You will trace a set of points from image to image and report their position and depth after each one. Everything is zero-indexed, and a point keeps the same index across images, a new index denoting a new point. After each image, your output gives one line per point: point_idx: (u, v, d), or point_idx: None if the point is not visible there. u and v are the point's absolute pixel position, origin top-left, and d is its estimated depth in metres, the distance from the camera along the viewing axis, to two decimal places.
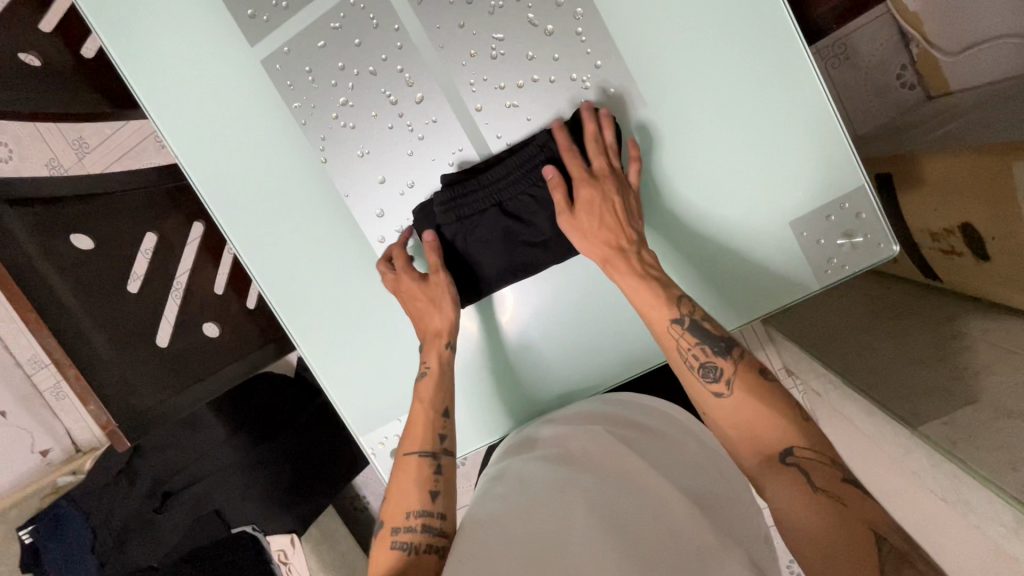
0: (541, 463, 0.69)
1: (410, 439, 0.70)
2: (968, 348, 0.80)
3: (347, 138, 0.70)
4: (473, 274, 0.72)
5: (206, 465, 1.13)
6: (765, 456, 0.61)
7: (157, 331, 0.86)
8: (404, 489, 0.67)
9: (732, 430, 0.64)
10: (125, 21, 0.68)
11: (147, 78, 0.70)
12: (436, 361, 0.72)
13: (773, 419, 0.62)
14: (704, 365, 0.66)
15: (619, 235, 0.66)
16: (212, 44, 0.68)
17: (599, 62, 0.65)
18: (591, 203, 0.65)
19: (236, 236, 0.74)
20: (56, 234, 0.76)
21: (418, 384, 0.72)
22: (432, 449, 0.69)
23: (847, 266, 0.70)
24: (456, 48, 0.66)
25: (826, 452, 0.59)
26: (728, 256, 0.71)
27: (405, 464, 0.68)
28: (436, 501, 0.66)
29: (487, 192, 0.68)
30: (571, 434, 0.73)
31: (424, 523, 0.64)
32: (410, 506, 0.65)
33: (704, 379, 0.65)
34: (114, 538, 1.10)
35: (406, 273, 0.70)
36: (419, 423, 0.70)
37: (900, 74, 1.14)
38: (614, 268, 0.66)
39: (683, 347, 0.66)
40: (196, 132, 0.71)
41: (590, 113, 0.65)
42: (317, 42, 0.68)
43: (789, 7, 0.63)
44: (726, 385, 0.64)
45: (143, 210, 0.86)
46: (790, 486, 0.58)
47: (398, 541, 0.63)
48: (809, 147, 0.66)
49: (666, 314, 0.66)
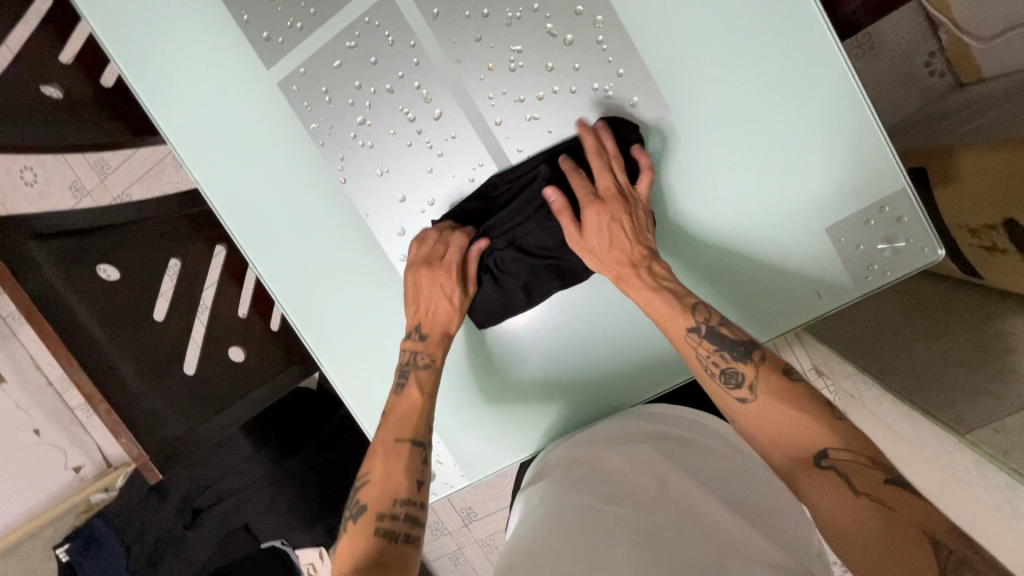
0: (574, 484, 0.68)
1: (400, 425, 0.67)
2: (1011, 351, 0.76)
3: (366, 158, 0.69)
4: (507, 310, 0.72)
5: (233, 482, 1.14)
6: (800, 459, 0.58)
7: (184, 356, 0.85)
8: (392, 473, 0.64)
9: (767, 439, 0.61)
10: (143, 51, 0.68)
11: (169, 108, 0.70)
12: (443, 356, 0.71)
13: (802, 422, 0.59)
14: (725, 371, 0.63)
15: (630, 252, 0.65)
16: (229, 70, 0.68)
17: (621, 70, 0.63)
18: (601, 227, 0.64)
19: (260, 260, 0.74)
20: (85, 268, 0.75)
21: (415, 372, 0.70)
22: (423, 436, 0.67)
23: (889, 272, 0.66)
24: (474, 62, 0.65)
25: (863, 451, 0.56)
26: (754, 268, 0.68)
27: (393, 449, 0.66)
28: (420, 490, 0.64)
29: (504, 235, 0.68)
30: (601, 452, 0.71)
31: (407, 512, 0.62)
32: (397, 493, 0.63)
33: (727, 385, 0.63)
34: (146, 557, 1.11)
35: (446, 275, 0.67)
36: (412, 409, 0.68)
37: (928, 62, 1.10)
38: (626, 284, 0.66)
39: (703, 354, 0.64)
40: (217, 158, 0.71)
41: (585, 129, 0.65)
42: (333, 61, 0.67)
43: (821, 6, 0.60)
44: (750, 390, 0.62)
45: (164, 236, 0.85)
46: (829, 490, 0.55)
47: (380, 527, 0.60)
48: (845, 150, 0.63)
49: (680, 325, 0.64)
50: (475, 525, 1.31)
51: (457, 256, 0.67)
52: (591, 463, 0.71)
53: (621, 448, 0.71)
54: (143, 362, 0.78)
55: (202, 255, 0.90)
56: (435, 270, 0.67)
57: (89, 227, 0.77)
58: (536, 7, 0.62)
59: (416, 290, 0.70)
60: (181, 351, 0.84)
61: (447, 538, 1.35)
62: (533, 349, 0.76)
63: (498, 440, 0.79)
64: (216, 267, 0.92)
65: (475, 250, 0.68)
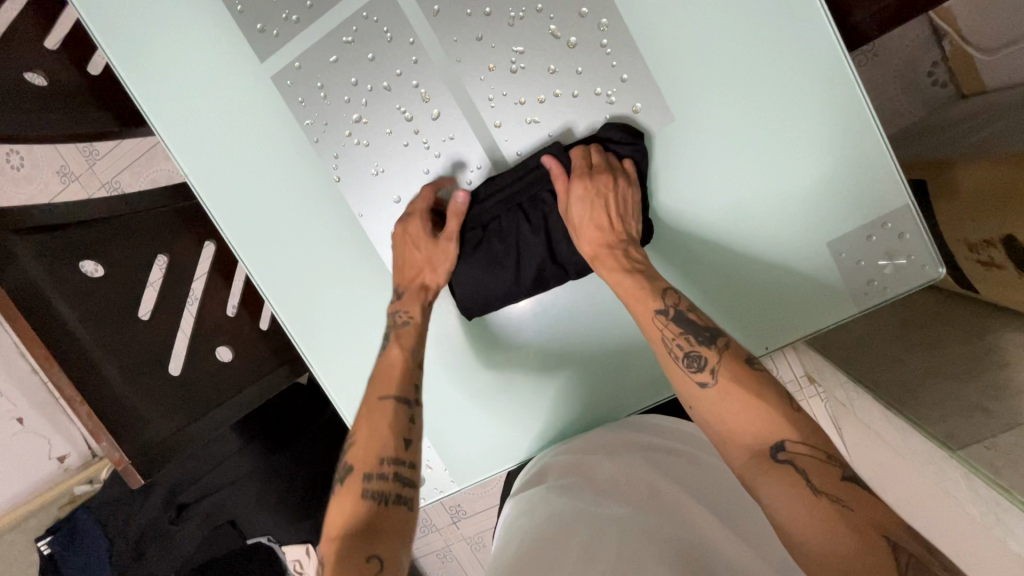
0: (564, 489, 0.67)
1: (385, 384, 0.64)
2: (1007, 365, 0.76)
3: (361, 157, 0.68)
4: (488, 284, 0.69)
5: (224, 474, 1.14)
6: (755, 453, 0.54)
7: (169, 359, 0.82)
8: (376, 432, 0.61)
9: (725, 430, 0.57)
10: (132, 39, 0.66)
11: (160, 100, 0.68)
12: (422, 314, 0.69)
13: (763, 411, 0.55)
14: (688, 354, 0.60)
15: (609, 231, 0.64)
16: (222, 62, 0.66)
17: (625, 75, 0.62)
18: (586, 198, 0.62)
19: (250, 257, 0.72)
20: (63, 265, 0.71)
21: (398, 330, 0.69)
22: (407, 395, 0.64)
23: (889, 289, 0.65)
24: (474, 62, 0.63)
25: (819, 445, 0.52)
26: (753, 280, 0.68)
27: (377, 410, 0.63)
28: (408, 448, 0.61)
29: (501, 195, 0.66)
30: (596, 458, 0.71)
31: (397, 471, 0.59)
32: (384, 451, 0.59)
33: (688, 370, 0.59)
34: (131, 549, 1.13)
35: (421, 225, 0.67)
36: (394, 369, 0.66)
37: (932, 71, 1.09)
38: (599, 264, 0.64)
39: (668, 336, 0.61)
40: (207, 152, 0.69)
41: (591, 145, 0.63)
42: (329, 56, 0.65)
43: (830, 17, 0.59)
44: (711, 374, 0.58)
45: (150, 232, 0.83)
46: (788, 489, 0.50)
47: (367, 489, 0.57)
48: (849, 164, 0.62)
49: (648, 307, 0.62)
50: (463, 523, 1.31)
51: (423, 210, 0.67)
52: (583, 470, 0.70)
53: (616, 457, 0.71)
54: (126, 363, 0.75)
55: (191, 251, 0.88)
56: (411, 219, 0.67)
57: (68, 222, 0.73)
58: (539, 8, 0.61)
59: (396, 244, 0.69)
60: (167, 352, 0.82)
61: (435, 535, 1.35)
62: (528, 356, 0.75)
63: (489, 446, 0.78)
64: (205, 264, 0.91)
65: (456, 203, 0.67)
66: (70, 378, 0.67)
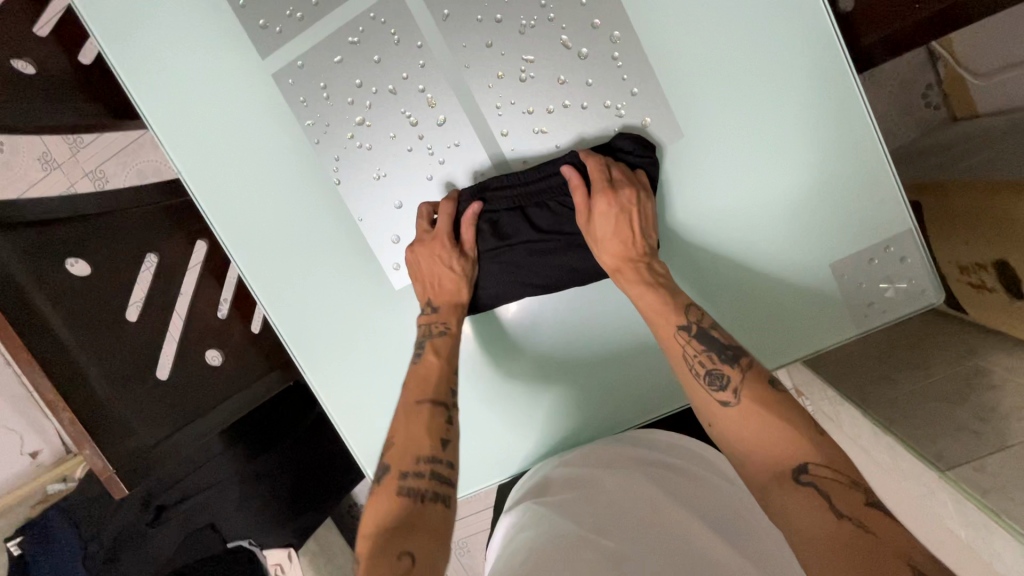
0: (565, 507, 0.66)
1: (420, 388, 0.64)
2: (994, 387, 0.79)
3: (363, 161, 0.66)
4: (513, 286, 0.68)
5: (203, 477, 1.11)
6: (779, 473, 0.54)
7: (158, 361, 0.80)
8: (414, 433, 0.61)
9: (744, 447, 0.57)
10: (126, 29, 0.64)
11: (154, 94, 0.65)
12: (459, 323, 0.68)
13: (785, 431, 0.55)
14: (710, 372, 0.60)
15: (633, 246, 0.63)
16: (221, 57, 0.64)
17: (635, 89, 0.61)
18: (611, 214, 0.61)
19: (244, 260, 0.70)
20: (49, 262, 0.70)
21: (431, 341, 0.67)
22: (445, 398, 0.64)
23: (889, 312, 0.66)
24: (483, 68, 0.62)
25: (842, 470, 0.52)
26: (756, 298, 0.67)
27: (413, 413, 0.62)
28: (446, 448, 0.61)
29: (513, 197, 0.64)
30: (597, 472, 0.70)
31: (432, 470, 0.59)
32: (420, 451, 0.60)
33: (710, 387, 0.60)
34: (104, 553, 1.10)
35: (442, 244, 0.65)
36: (432, 373, 0.65)
37: (926, 95, 1.10)
38: (621, 277, 0.63)
39: (690, 353, 0.61)
40: (201, 149, 0.67)
41: (592, 154, 0.62)
42: (334, 56, 0.63)
43: (841, 41, 0.59)
44: (733, 394, 0.59)
45: (138, 229, 0.80)
46: (810, 509, 0.50)
47: (405, 486, 0.58)
48: (854, 186, 0.63)
49: (670, 324, 0.62)
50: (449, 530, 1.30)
51: (447, 225, 0.65)
52: (583, 484, 0.69)
53: (615, 471, 0.70)
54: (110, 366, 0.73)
55: (182, 249, 0.85)
56: (425, 239, 0.65)
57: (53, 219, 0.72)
58: (551, 17, 0.60)
59: (419, 268, 0.67)
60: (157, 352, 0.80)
61: None
62: (524, 371, 0.74)
63: (481, 461, 0.77)
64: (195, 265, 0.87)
65: (470, 212, 0.64)
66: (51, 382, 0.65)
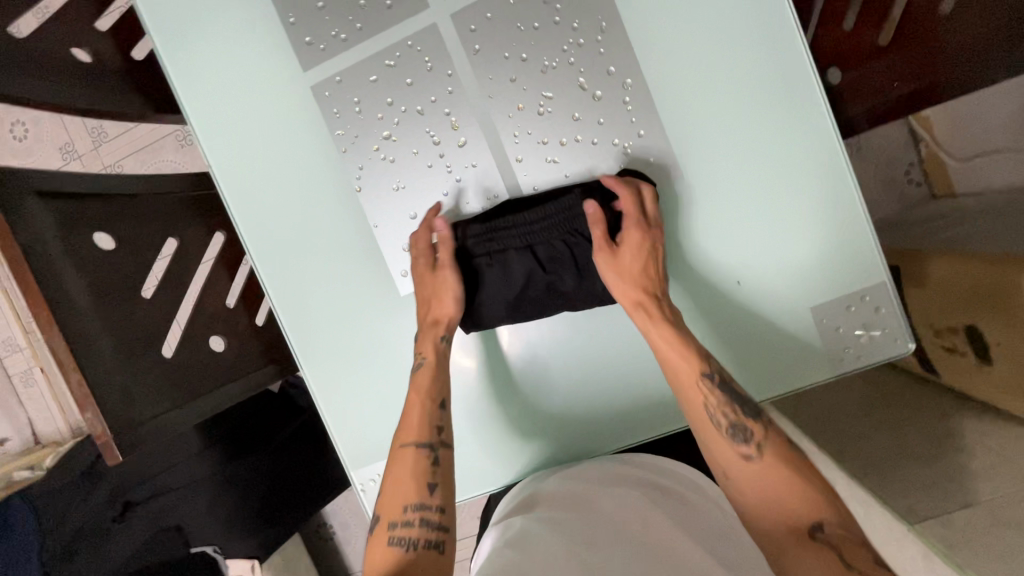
0: (548, 520, 0.67)
1: (406, 432, 0.67)
2: (963, 450, 0.83)
3: (385, 172, 0.71)
4: (484, 305, 0.71)
5: (176, 477, 1.17)
6: (794, 527, 0.57)
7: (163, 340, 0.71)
8: (401, 481, 0.64)
9: (757, 503, 0.60)
10: (183, 33, 0.69)
11: (199, 92, 0.71)
12: (434, 353, 0.70)
13: (803, 489, 0.59)
14: (734, 426, 0.63)
15: (652, 284, 0.66)
16: (266, 66, 0.70)
17: (642, 131, 0.67)
18: (636, 248, 0.65)
19: (259, 253, 0.74)
20: (80, 232, 0.65)
21: (414, 375, 0.70)
22: (430, 440, 0.66)
23: (864, 357, 0.70)
24: (505, 100, 0.68)
25: (852, 528, 0.56)
26: (738, 333, 0.71)
27: (401, 458, 0.65)
28: (434, 494, 0.63)
29: (521, 234, 0.68)
30: (593, 490, 0.71)
31: (423, 516, 0.62)
32: (407, 500, 0.63)
33: (733, 439, 0.63)
34: (63, 547, 1.12)
35: (421, 258, 0.70)
36: (414, 417, 0.67)
37: (907, 171, 1.16)
38: (644, 316, 0.66)
39: (714, 404, 0.64)
40: (234, 147, 0.72)
41: (630, 182, 0.65)
42: (370, 75, 0.69)
43: (829, 108, 0.66)
44: (756, 448, 0.62)
45: (164, 217, 0.78)
46: (824, 565, 0.53)
47: (396, 537, 0.61)
48: (835, 238, 0.68)
49: (696, 373, 0.64)
50: None
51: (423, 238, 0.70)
52: (581, 502, 0.70)
53: (610, 490, 0.71)
54: (123, 339, 0.65)
55: (201, 240, 0.81)
56: (416, 255, 0.70)
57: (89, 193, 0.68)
58: (571, 61, 0.66)
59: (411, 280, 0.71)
60: (164, 332, 0.72)
61: None
62: (512, 388, 0.76)
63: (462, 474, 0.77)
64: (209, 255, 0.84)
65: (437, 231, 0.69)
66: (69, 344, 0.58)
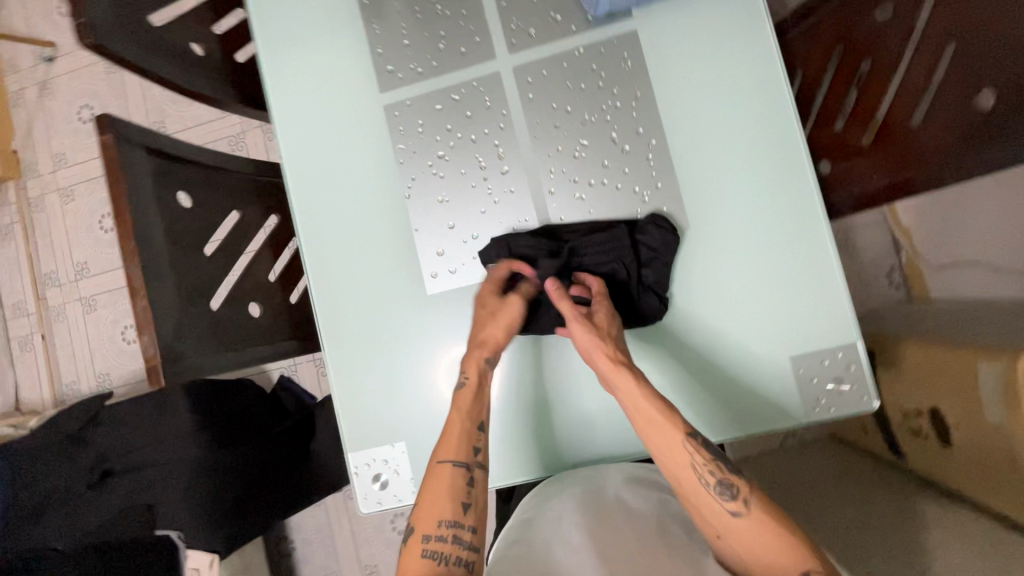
0: (572, 502, 0.79)
1: (446, 447, 0.69)
2: (924, 527, 0.87)
3: (433, 185, 0.81)
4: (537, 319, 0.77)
5: (159, 454, 1.19)
6: None
7: (214, 293, 0.76)
8: (437, 497, 0.66)
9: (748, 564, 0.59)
10: (287, 47, 0.82)
11: (288, 96, 0.83)
12: (475, 372, 0.72)
13: (792, 547, 0.58)
14: (721, 483, 0.62)
15: (620, 348, 0.69)
16: (350, 83, 0.82)
17: (660, 184, 0.78)
18: (606, 315, 0.71)
19: (307, 237, 0.82)
20: (170, 184, 0.70)
21: (455, 395, 0.72)
22: (467, 459, 0.68)
23: (833, 408, 0.76)
24: (547, 141, 0.79)
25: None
26: (723, 372, 0.78)
27: (437, 472, 0.67)
28: (467, 513, 0.66)
29: (578, 258, 0.77)
30: (615, 485, 0.82)
31: (455, 534, 0.64)
32: (441, 515, 0.65)
33: (721, 497, 0.62)
34: (38, 502, 1.18)
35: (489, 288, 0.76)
36: (454, 433, 0.70)
37: (889, 275, 1.32)
38: (621, 373, 0.66)
39: (699, 462, 0.63)
40: (307, 145, 0.83)
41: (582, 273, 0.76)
42: (436, 104, 0.81)
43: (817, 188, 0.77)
44: (743, 504, 0.60)
45: (230, 192, 0.80)
46: None
47: (428, 548, 0.63)
48: (816, 298, 0.77)
49: (677, 431, 0.64)
50: None
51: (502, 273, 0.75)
52: (602, 490, 0.81)
53: (631, 485, 0.81)
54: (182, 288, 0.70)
55: (258, 219, 0.85)
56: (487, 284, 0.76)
57: (184, 155, 0.73)
58: (607, 119, 0.79)
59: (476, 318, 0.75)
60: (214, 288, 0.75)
61: None
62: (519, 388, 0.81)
63: None
64: (262, 234, 0.88)
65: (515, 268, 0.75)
66: (144, 277, 0.62)
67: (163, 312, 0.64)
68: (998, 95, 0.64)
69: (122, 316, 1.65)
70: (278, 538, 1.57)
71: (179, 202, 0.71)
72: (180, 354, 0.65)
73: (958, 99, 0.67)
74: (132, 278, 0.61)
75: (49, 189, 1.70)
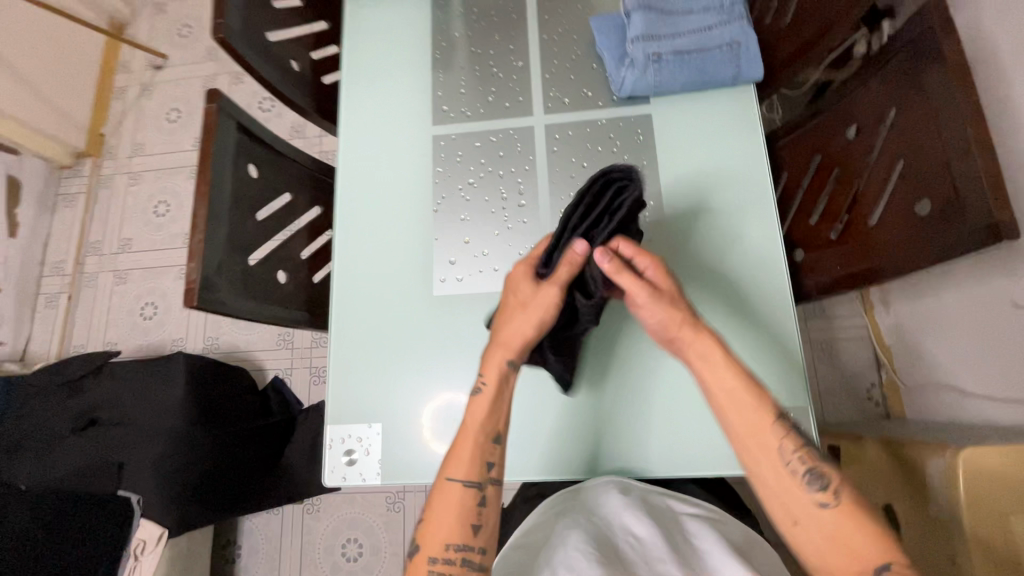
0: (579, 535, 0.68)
1: (457, 464, 0.69)
2: None
3: (459, 204, 0.94)
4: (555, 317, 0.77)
5: (144, 414, 1.24)
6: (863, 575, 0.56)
7: (255, 250, 0.85)
8: (445, 518, 0.66)
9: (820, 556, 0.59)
10: (367, 78, 1.01)
11: (357, 114, 0.99)
12: (496, 381, 0.72)
13: (877, 544, 0.57)
14: (810, 471, 0.62)
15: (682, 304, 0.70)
16: (410, 113, 0.99)
17: (652, 239, 0.89)
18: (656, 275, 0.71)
19: (343, 227, 0.95)
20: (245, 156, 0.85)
21: (467, 407, 0.72)
22: (479, 478, 0.68)
23: None
24: (563, 187, 0.93)
25: None
26: (683, 414, 0.83)
27: (448, 492, 0.67)
28: (478, 534, 0.66)
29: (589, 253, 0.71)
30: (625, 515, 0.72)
31: (463, 556, 0.65)
32: (450, 538, 0.65)
33: (810, 486, 0.61)
34: (18, 437, 1.22)
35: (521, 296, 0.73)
36: (465, 451, 0.69)
37: (870, 390, 1.36)
38: (699, 336, 0.68)
39: (788, 448, 0.63)
40: (362, 153, 0.98)
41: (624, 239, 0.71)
42: (476, 142, 0.96)
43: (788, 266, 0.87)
44: (833, 495, 0.60)
45: (293, 178, 0.96)
46: None
47: (434, 570, 0.64)
48: (779, 360, 0.83)
49: (767, 414, 0.65)
50: None
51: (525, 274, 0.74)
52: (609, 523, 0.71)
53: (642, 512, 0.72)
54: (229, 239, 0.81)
55: (304, 205, 0.99)
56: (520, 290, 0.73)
57: (263, 138, 0.88)
58: None
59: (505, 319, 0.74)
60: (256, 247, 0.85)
61: None
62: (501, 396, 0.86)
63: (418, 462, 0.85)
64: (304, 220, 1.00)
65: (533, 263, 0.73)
66: (206, 216, 0.75)
67: (211, 250, 0.76)
68: (930, 204, 0.73)
69: (147, 292, 1.76)
70: (226, 541, 1.54)
71: (249, 172, 0.84)
72: (215, 287, 0.76)
73: (905, 198, 0.78)
74: (197, 216, 0.74)
75: (120, 171, 1.90)
